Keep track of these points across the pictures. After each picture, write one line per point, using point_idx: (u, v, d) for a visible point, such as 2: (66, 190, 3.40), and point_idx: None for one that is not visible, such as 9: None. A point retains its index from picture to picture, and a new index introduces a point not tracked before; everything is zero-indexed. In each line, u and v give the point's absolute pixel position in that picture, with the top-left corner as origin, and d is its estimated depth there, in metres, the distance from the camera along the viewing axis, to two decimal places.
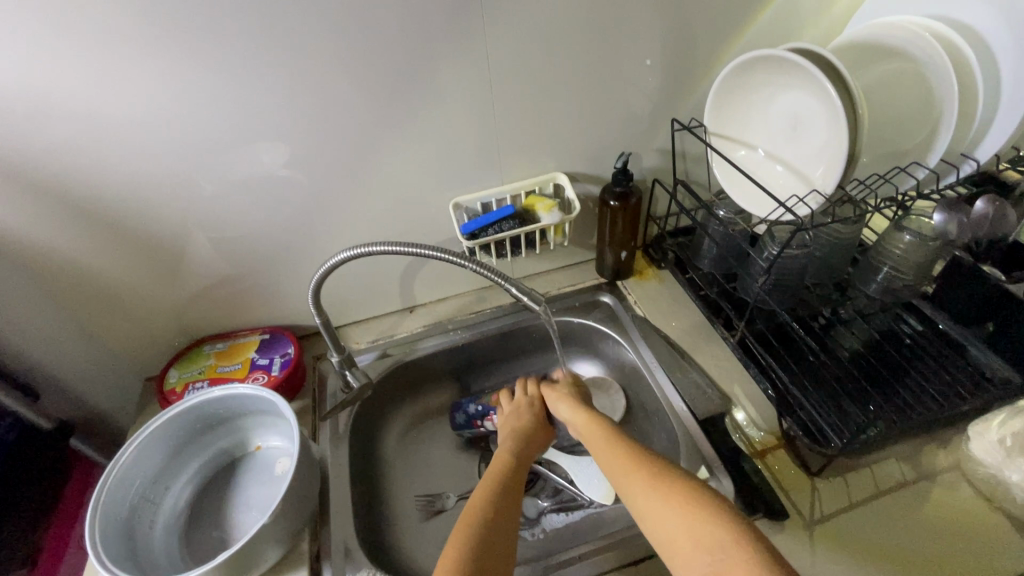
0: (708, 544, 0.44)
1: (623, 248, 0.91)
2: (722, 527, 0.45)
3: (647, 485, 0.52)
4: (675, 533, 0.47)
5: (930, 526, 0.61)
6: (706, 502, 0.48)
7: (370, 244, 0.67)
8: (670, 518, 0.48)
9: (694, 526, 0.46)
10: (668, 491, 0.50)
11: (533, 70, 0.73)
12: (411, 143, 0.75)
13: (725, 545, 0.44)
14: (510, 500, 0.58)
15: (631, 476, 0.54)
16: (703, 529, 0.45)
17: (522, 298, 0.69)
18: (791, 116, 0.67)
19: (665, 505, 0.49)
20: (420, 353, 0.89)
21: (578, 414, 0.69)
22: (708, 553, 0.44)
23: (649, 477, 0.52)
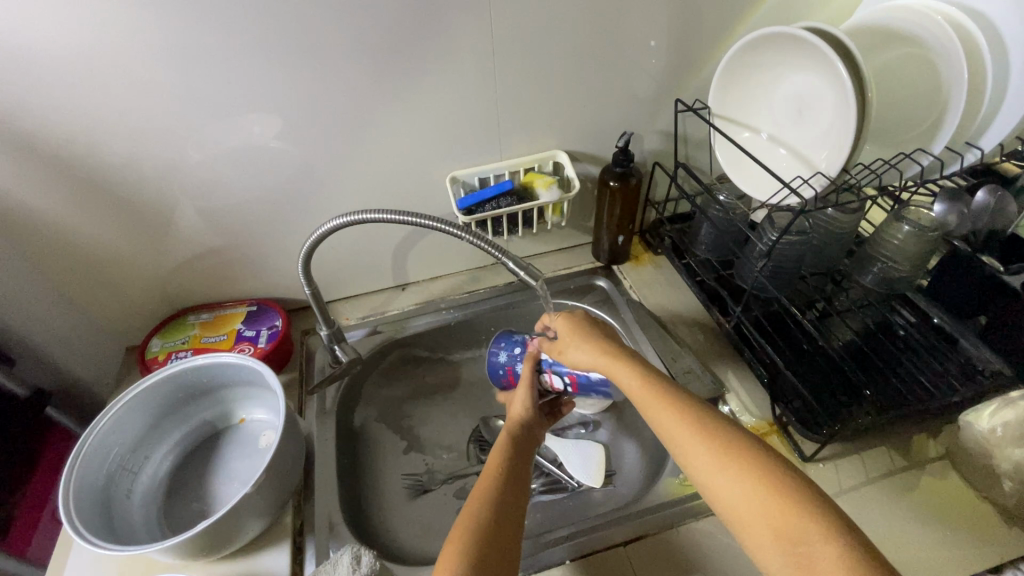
0: (789, 534, 0.42)
1: (621, 232, 0.89)
2: (808, 516, 0.42)
3: (707, 455, 0.48)
4: (747, 515, 0.45)
5: (919, 514, 0.61)
6: (777, 481, 0.45)
7: (364, 212, 0.65)
8: (742, 499, 0.45)
9: (769, 509, 0.44)
10: (733, 465, 0.47)
11: (536, 41, 0.71)
12: (407, 112, 0.73)
13: (809, 536, 0.41)
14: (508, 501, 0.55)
15: (688, 447, 0.50)
16: (782, 515, 0.43)
17: (519, 273, 0.67)
18: (798, 97, 0.66)
19: (734, 482, 0.46)
20: (411, 331, 0.87)
21: (596, 357, 0.61)
22: (793, 543, 0.42)
23: (711, 444, 0.48)
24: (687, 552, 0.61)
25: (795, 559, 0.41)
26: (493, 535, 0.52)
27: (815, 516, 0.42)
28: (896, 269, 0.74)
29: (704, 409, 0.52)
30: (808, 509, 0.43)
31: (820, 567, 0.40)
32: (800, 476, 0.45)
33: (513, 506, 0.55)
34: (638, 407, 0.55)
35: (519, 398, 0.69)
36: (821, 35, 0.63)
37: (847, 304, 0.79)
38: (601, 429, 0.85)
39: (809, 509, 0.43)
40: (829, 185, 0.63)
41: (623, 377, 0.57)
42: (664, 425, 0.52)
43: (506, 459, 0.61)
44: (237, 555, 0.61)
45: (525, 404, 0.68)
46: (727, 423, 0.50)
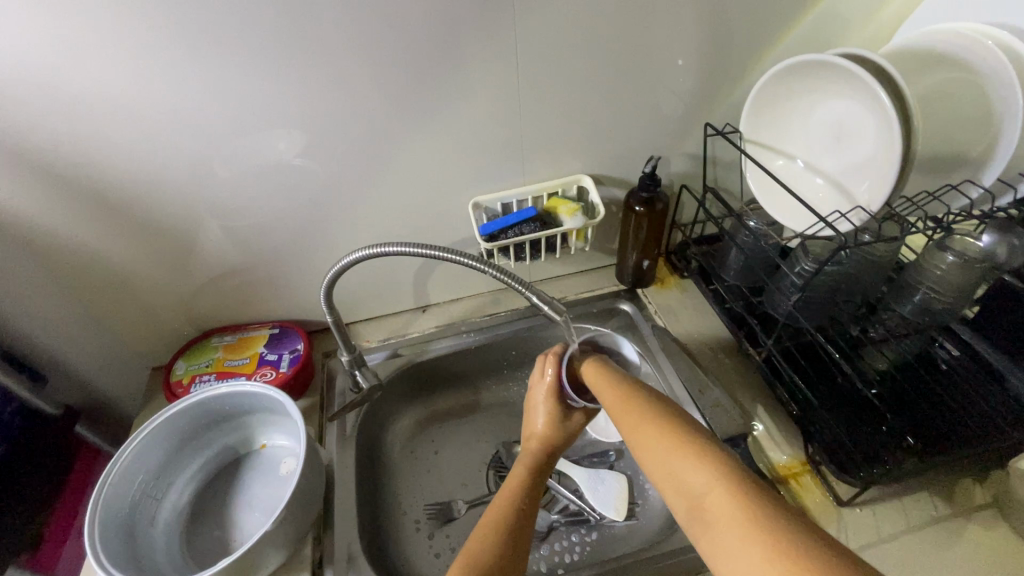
0: (687, 489, 0.41)
1: (645, 256, 0.87)
2: (702, 469, 0.41)
3: (629, 423, 0.48)
4: (658, 475, 0.44)
5: (964, 566, 0.58)
6: (676, 435, 0.44)
7: (385, 243, 0.65)
8: (653, 462, 0.45)
9: (670, 464, 0.43)
10: (647, 427, 0.46)
11: (561, 66, 0.70)
12: (431, 137, 0.73)
13: (701, 486, 0.40)
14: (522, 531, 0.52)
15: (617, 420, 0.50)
16: (680, 468, 0.42)
17: (542, 307, 0.66)
18: (836, 124, 0.63)
19: (647, 445, 0.46)
20: (431, 354, 0.86)
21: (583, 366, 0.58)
22: (691, 498, 0.41)
23: (625, 412, 0.49)
24: None
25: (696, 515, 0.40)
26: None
27: (711, 467, 0.41)
28: (939, 300, 0.70)
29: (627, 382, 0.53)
30: (706, 463, 0.41)
31: (713, 519, 0.39)
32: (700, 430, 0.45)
33: (524, 535, 0.52)
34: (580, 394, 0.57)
35: (540, 412, 0.63)
36: (860, 62, 0.60)
37: (883, 333, 0.76)
38: (624, 459, 0.83)
39: (702, 457, 0.42)
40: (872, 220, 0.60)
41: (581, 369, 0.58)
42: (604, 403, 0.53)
43: (526, 483, 0.57)
44: None
45: (549, 419, 0.62)
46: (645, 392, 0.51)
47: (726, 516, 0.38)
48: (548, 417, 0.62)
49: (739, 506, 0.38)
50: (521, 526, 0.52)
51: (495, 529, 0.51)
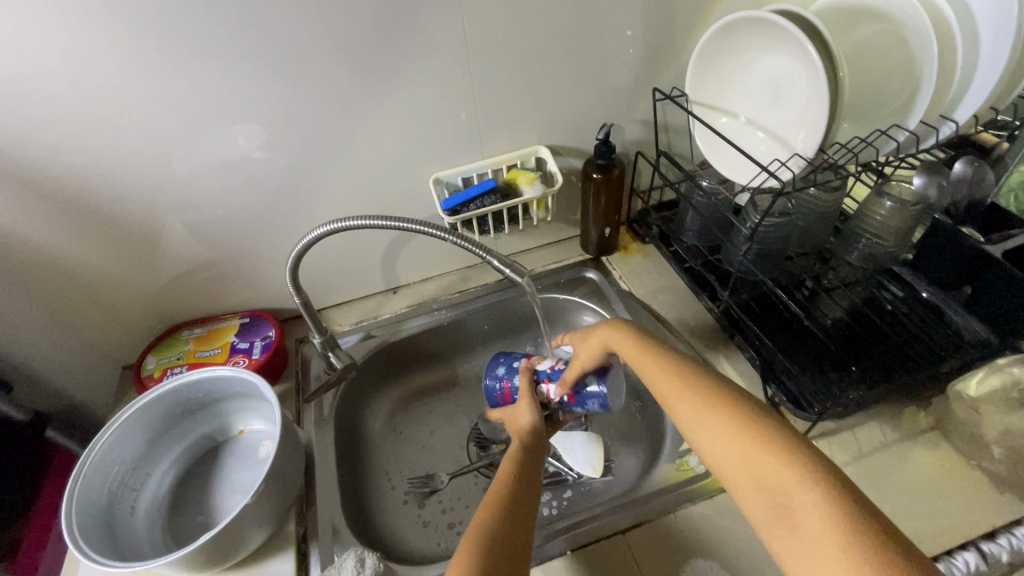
0: (770, 484, 0.44)
1: (607, 224, 0.90)
2: (788, 465, 0.44)
3: (698, 413, 0.52)
4: (730, 464, 0.47)
5: (912, 485, 0.62)
6: (758, 430, 0.47)
7: (345, 218, 0.65)
8: (727, 452, 0.48)
9: (748, 456, 0.46)
10: (720, 418, 0.50)
11: (510, 37, 0.71)
12: (386, 114, 0.73)
13: (791, 486, 0.43)
14: (523, 500, 0.55)
15: (682, 406, 0.53)
16: (762, 463, 0.45)
17: (505, 271, 0.68)
18: (773, 78, 0.66)
19: (720, 436, 0.49)
20: (405, 333, 0.88)
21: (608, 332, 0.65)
22: (773, 494, 0.43)
23: (698, 403, 0.52)
24: (684, 536, 0.61)
25: (778, 508, 0.43)
26: (511, 534, 0.50)
27: (797, 465, 0.44)
28: (881, 245, 0.75)
29: (697, 370, 0.56)
30: (791, 459, 0.44)
31: (801, 515, 0.41)
32: (784, 427, 0.47)
33: (525, 504, 0.55)
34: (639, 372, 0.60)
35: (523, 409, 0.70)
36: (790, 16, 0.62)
37: (836, 282, 0.80)
38: (598, 421, 0.86)
39: (792, 457, 0.44)
40: (806, 169, 0.63)
41: (618, 344, 0.63)
42: (667, 392, 0.56)
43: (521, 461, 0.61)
44: (242, 566, 0.62)
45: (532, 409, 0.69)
46: (722, 384, 0.53)
47: (815, 513, 0.40)
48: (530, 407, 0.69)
49: (828, 505, 0.40)
50: (519, 494, 0.56)
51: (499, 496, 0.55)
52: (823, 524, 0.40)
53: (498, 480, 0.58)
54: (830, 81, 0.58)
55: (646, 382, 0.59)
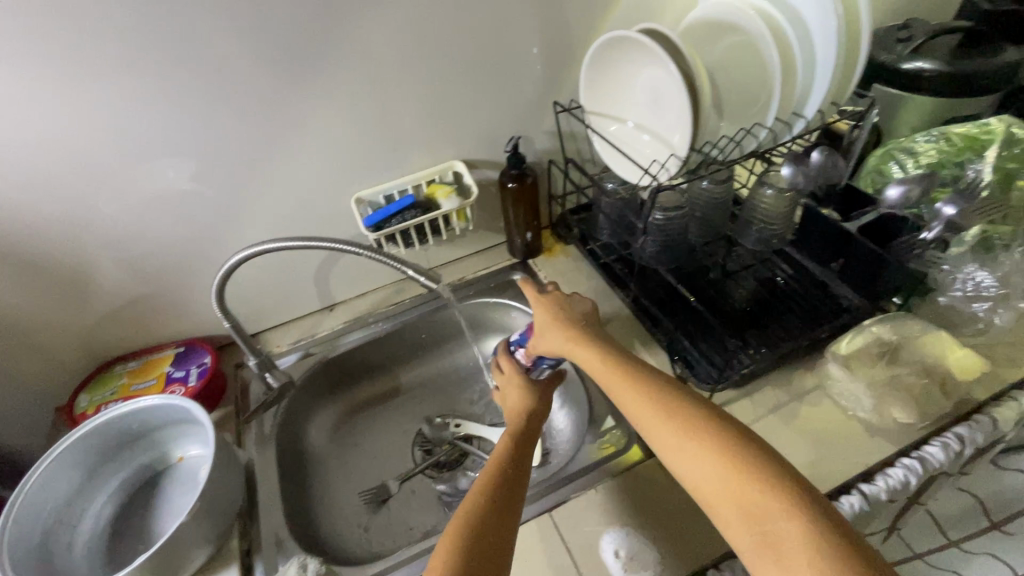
0: (753, 514, 0.43)
1: (528, 229, 0.96)
2: (772, 495, 0.43)
3: (674, 437, 0.50)
4: (711, 490, 0.46)
5: (802, 439, 0.69)
6: (741, 456, 0.46)
7: (264, 242, 0.69)
8: (707, 478, 0.47)
9: (729, 485, 0.45)
10: (698, 442, 0.48)
11: (412, 62, 0.76)
12: (300, 140, 0.76)
13: (776, 517, 0.42)
14: (511, 488, 0.54)
15: (661, 427, 0.51)
16: (744, 491, 0.44)
17: (420, 278, 0.72)
18: (649, 87, 0.73)
19: (699, 461, 0.48)
20: (342, 348, 0.91)
21: (556, 333, 0.67)
22: (756, 524, 0.43)
23: (677, 428, 0.50)
24: (608, 508, 0.66)
25: (759, 540, 0.42)
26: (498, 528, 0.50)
27: (779, 494, 0.43)
28: (771, 228, 0.84)
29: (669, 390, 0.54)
30: (773, 486, 0.44)
31: (783, 548, 0.41)
32: (768, 454, 0.46)
33: (513, 494, 0.54)
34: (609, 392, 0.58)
35: (512, 395, 0.71)
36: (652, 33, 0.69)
37: (736, 265, 0.88)
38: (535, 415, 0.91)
39: (774, 487, 0.44)
40: (680, 167, 0.72)
41: (590, 360, 0.61)
42: (640, 412, 0.54)
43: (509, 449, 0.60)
44: None
45: (521, 395, 0.70)
46: (691, 402, 0.52)
47: (800, 548, 0.40)
48: (518, 394, 0.70)
49: (812, 542, 0.40)
50: (507, 483, 0.54)
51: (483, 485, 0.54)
52: (805, 559, 0.40)
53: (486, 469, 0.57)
54: (690, 91, 0.66)
55: (619, 402, 0.57)
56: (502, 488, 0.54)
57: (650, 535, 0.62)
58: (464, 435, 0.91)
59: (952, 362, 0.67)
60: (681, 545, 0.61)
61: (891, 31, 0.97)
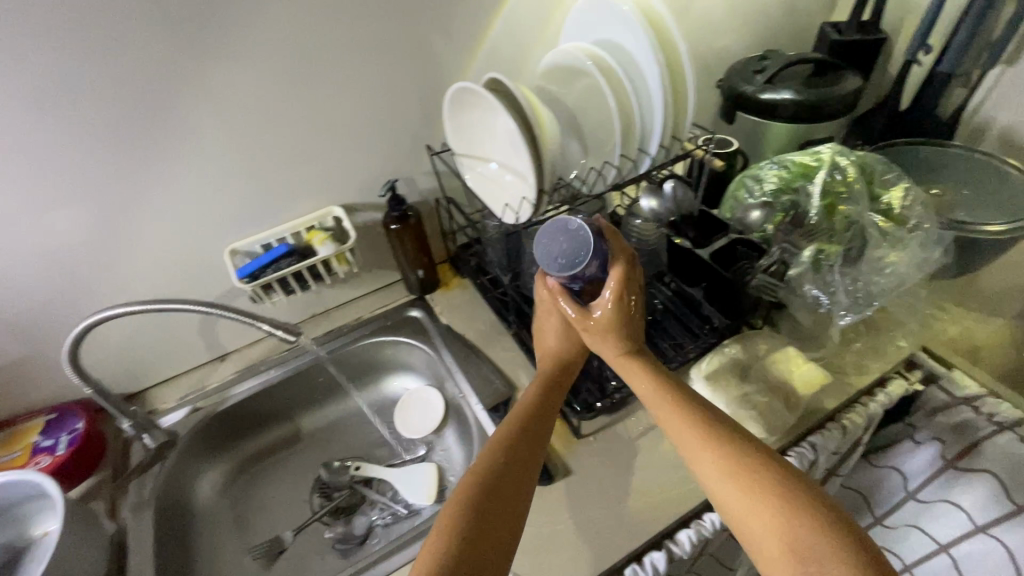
0: (796, 547, 0.45)
1: (420, 266, 0.97)
2: (817, 529, 0.45)
3: (712, 465, 0.51)
4: (747, 519, 0.48)
5: (668, 461, 0.72)
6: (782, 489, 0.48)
7: (108, 308, 0.67)
8: (746, 507, 0.48)
9: (766, 520, 0.47)
10: (737, 475, 0.49)
11: (272, 114, 0.76)
12: (163, 198, 0.75)
13: (821, 555, 0.44)
14: (524, 468, 0.55)
15: (699, 452, 0.52)
16: (785, 526, 0.46)
17: (277, 332, 0.72)
18: (504, 132, 0.76)
19: (737, 491, 0.49)
20: (232, 400, 0.89)
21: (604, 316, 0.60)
22: (791, 556, 0.44)
23: (716, 453, 0.51)
24: None
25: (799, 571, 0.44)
26: (505, 511, 0.51)
27: (820, 527, 0.45)
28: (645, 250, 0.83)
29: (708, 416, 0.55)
30: (812, 522, 0.45)
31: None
32: (806, 490, 0.48)
33: (524, 473, 0.55)
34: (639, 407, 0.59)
35: (548, 331, 0.68)
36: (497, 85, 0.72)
37: None
38: (434, 451, 0.92)
39: (813, 519, 0.45)
40: (533, 211, 0.75)
41: (634, 375, 0.61)
42: (675, 432, 0.55)
43: (521, 418, 0.60)
44: None
45: (559, 334, 0.67)
46: (735, 432, 0.53)
47: None
48: (558, 330, 0.67)
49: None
50: (522, 459, 0.55)
51: (494, 456, 0.55)
52: None
53: (496, 440, 0.57)
54: (530, 141, 0.70)
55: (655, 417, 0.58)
56: (514, 469, 0.55)
57: (519, 573, 0.64)
58: (362, 477, 0.89)
59: (795, 378, 0.71)
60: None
61: (753, 61, 1.02)
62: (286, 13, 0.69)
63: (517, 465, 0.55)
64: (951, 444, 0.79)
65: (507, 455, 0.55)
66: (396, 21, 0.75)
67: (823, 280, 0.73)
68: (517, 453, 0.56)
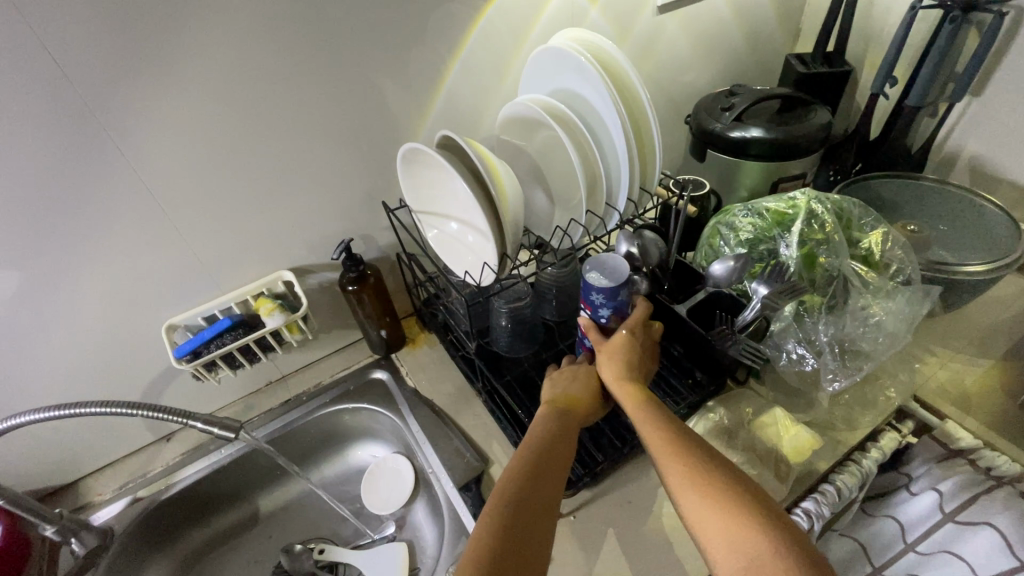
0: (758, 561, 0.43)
1: (382, 325, 0.91)
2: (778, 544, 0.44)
3: (686, 480, 0.50)
4: (715, 536, 0.46)
5: (656, 540, 0.66)
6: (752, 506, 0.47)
7: (20, 413, 0.59)
8: (715, 521, 0.46)
9: (732, 535, 0.45)
10: (706, 488, 0.49)
11: (210, 180, 0.69)
12: (85, 277, 0.68)
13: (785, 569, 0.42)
14: (537, 488, 0.53)
15: (675, 466, 0.52)
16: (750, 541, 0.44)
17: (211, 430, 0.67)
18: (460, 194, 0.72)
19: (711, 505, 0.48)
20: (178, 486, 0.81)
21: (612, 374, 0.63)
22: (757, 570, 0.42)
23: (690, 469, 0.51)
24: None
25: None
26: (517, 534, 0.48)
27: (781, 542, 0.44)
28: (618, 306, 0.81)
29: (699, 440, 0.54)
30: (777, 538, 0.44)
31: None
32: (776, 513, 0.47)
33: (539, 495, 0.53)
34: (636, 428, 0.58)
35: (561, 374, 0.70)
36: (449, 146, 0.68)
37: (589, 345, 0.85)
38: (404, 527, 0.84)
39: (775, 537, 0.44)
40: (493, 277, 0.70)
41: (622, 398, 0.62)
42: (656, 446, 0.55)
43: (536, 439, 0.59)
44: None
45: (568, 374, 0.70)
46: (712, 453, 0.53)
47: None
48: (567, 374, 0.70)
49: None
50: (536, 482, 0.53)
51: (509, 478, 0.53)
52: None
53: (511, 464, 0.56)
54: (486, 207, 0.65)
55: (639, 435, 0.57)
56: (528, 491, 0.52)
57: None
58: (327, 562, 0.82)
59: (784, 445, 0.67)
60: None
61: (721, 97, 1.00)
62: (217, 74, 0.63)
63: (529, 486, 0.53)
64: (951, 495, 0.71)
65: (524, 475, 0.54)
66: (342, 78, 0.71)
67: (805, 333, 0.70)
68: (528, 474, 0.54)
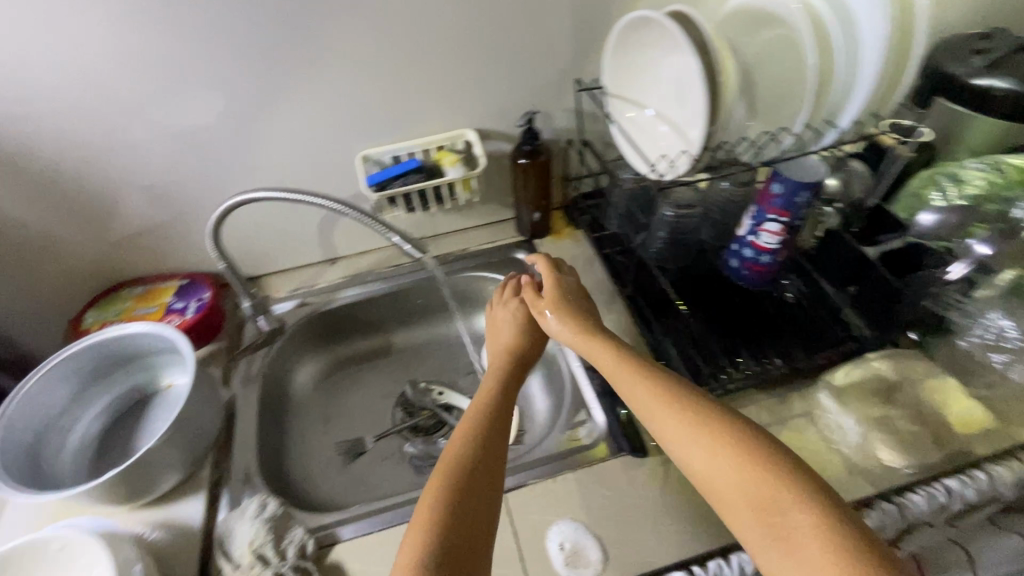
0: None
1: (537, 208, 0.93)
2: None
3: (744, 487, 0.43)
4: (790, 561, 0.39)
5: None
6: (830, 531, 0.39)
7: (257, 191, 0.70)
8: (791, 543, 0.40)
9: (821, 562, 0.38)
10: (775, 500, 0.41)
11: (432, 22, 0.73)
12: (309, 90, 0.75)
13: None
14: (490, 464, 0.51)
15: (720, 464, 0.45)
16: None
17: (405, 245, 0.78)
18: (675, 78, 0.70)
19: (784, 525, 0.40)
20: (340, 302, 0.92)
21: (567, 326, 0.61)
22: None
23: (745, 470, 0.43)
24: (560, 502, 0.65)
25: None
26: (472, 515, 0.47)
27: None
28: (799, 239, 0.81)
29: (705, 402, 0.49)
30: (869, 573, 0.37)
31: None
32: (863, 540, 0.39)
33: (493, 471, 0.50)
34: (622, 397, 0.53)
35: (505, 324, 0.67)
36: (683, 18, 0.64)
37: None
38: (517, 394, 0.91)
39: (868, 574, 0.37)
40: (689, 166, 0.67)
41: (603, 364, 0.56)
42: (676, 439, 0.48)
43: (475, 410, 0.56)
44: (156, 504, 0.68)
45: (512, 326, 0.66)
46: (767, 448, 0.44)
47: None
48: (513, 325, 0.66)
49: None
50: (481, 457, 0.51)
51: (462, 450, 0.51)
52: None
53: (462, 433, 0.53)
54: (712, 89, 0.62)
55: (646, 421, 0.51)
56: (485, 467, 0.50)
57: (598, 535, 0.62)
58: (444, 403, 0.91)
59: (952, 413, 0.64)
60: (627, 547, 0.60)
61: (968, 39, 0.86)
62: None
63: (481, 461, 0.51)
64: None
65: (477, 449, 0.51)
66: None
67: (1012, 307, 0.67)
68: (477, 449, 0.51)
